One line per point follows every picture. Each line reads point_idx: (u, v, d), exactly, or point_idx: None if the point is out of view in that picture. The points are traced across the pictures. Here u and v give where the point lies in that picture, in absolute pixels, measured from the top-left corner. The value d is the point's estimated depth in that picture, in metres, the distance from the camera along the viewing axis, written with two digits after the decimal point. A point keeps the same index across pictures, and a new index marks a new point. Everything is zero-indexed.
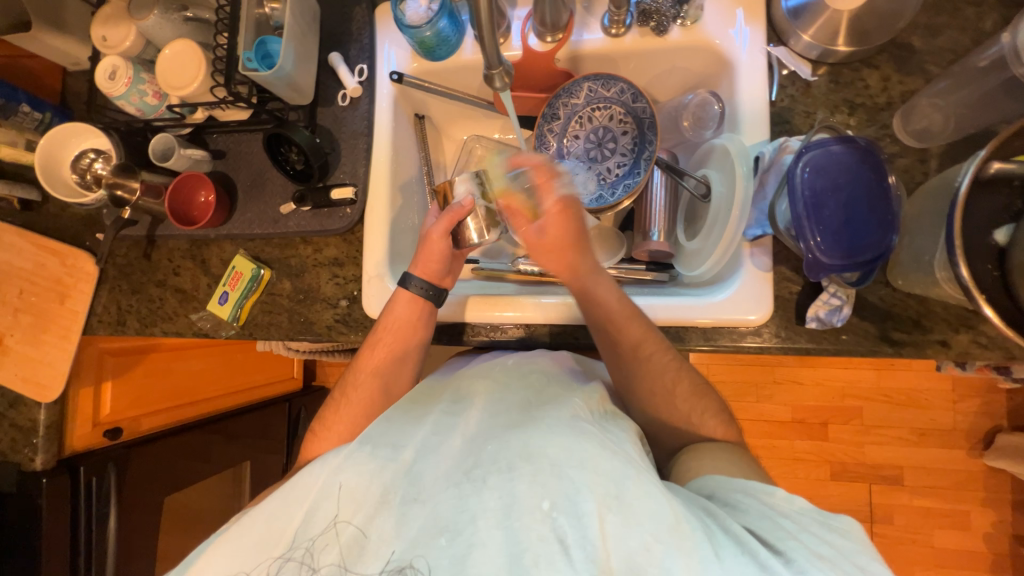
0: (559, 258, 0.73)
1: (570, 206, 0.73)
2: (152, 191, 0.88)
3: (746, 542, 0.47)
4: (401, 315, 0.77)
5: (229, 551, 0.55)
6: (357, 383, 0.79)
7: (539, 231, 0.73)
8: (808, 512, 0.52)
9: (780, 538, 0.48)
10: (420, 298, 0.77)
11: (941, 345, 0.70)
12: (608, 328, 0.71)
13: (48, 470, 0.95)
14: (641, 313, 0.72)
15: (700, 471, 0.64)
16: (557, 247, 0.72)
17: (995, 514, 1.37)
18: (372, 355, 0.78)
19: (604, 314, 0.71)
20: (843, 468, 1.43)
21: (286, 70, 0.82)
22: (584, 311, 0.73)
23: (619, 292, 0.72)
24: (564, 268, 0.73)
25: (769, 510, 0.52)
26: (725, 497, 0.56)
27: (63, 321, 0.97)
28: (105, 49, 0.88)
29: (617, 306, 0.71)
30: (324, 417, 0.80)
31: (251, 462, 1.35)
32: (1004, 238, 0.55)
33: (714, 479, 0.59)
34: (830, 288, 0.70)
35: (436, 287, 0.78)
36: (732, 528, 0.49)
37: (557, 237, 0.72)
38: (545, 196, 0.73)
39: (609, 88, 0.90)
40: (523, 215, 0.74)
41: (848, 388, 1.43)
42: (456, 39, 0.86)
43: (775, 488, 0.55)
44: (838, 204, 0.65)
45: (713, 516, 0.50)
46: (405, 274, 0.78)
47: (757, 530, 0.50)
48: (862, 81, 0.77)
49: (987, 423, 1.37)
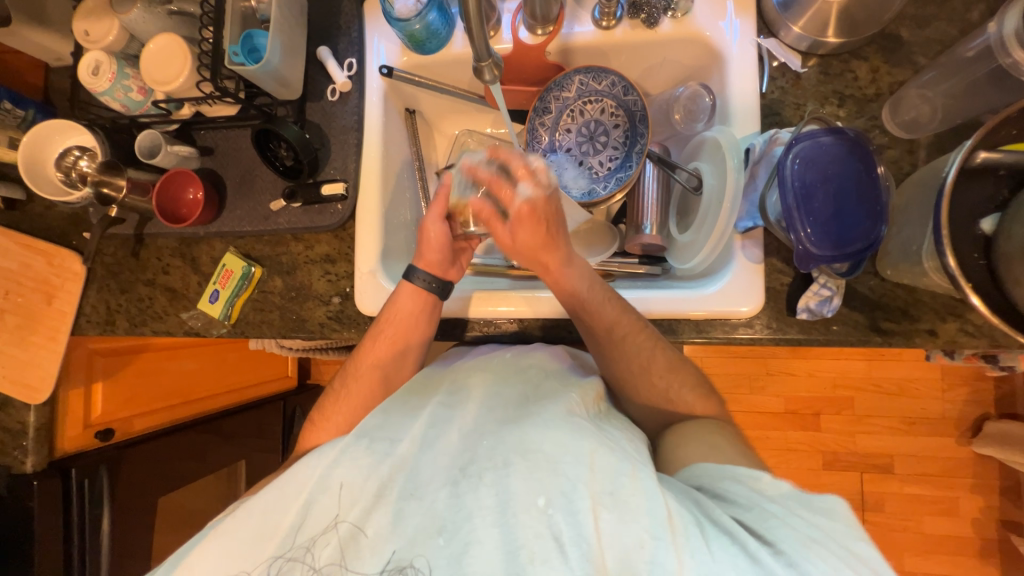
0: (534, 257, 0.72)
1: (536, 208, 0.68)
2: (139, 188, 0.88)
3: (734, 532, 0.48)
4: (404, 306, 0.77)
5: (225, 547, 0.55)
6: (357, 374, 0.78)
7: (511, 234, 0.71)
8: (800, 498, 0.52)
9: (768, 527, 0.49)
10: (425, 291, 0.77)
11: (929, 334, 0.71)
12: (584, 314, 0.72)
13: (39, 473, 0.95)
14: (614, 296, 0.73)
15: (689, 456, 0.64)
16: (529, 248, 0.71)
17: (983, 500, 1.39)
18: (372, 348, 0.78)
19: (579, 302, 0.72)
20: (835, 458, 1.45)
21: (273, 64, 0.81)
22: (560, 301, 0.75)
23: (592, 278, 0.73)
24: (539, 266, 0.73)
25: (758, 499, 0.52)
26: (714, 488, 0.56)
27: (51, 322, 0.95)
28: (87, 44, 0.86)
29: (588, 291, 0.72)
30: (323, 406, 0.79)
31: (247, 461, 1.35)
32: (991, 228, 0.56)
33: (702, 468, 0.59)
34: (820, 280, 0.71)
35: (439, 279, 0.78)
36: (720, 519, 0.49)
37: (526, 238, 0.70)
38: (508, 203, 0.70)
39: (600, 81, 0.90)
40: (492, 219, 0.72)
41: (839, 378, 1.45)
42: (446, 32, 0.85)
43: (762, 473, 0.55)
44: (827, 196, 0.66)
45: (701, 508, 0.50)
46: (408, 266, 0.78)
47: (746, 522, 0.50)
48: (852, 72, 0.77)
49: (975, 411, 1.39)
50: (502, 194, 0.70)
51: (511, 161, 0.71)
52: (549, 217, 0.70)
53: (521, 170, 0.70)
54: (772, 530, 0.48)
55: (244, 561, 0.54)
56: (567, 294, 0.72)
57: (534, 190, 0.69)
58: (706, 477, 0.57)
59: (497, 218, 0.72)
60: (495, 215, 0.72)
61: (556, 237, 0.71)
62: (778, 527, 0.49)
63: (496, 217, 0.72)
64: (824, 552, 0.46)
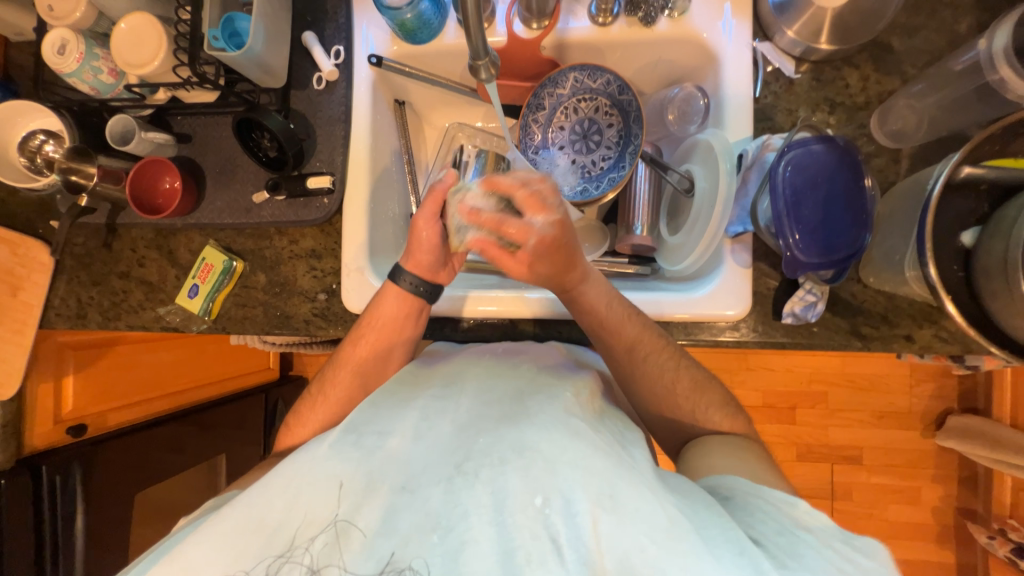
0: (554, 279, 0.70)
1: (553, 238, 0.64)
2: (112, 176, 0.83)
3: (750, 547, 0.48)
4: (388, 312, 0.75)
5: (206, 545, 0.53)
6: (336, 380, 0.76)
7: (526, 264, 0.67)
8: (830, 530, 0.53)
9: (794, 553, 0.49)
10: (411, 295, 0.75)
11: (906, 340, 0.74)
12: (605, 331, 0.72)
13: (8, 470, 0.91)
14: (636, 313, 0.73)
15: (713, 468, 0.66)
16: (548, 275, 0.69)
17: (943, 489, 1.47)
18: (351, 355, 0.76)
19: (598, 319, 0.72)
20: (808, 450, 1.51)
21: (256, 50, 0.77)
22: (574, 313, 0.75)
23: (613, 296, 0.73)
24: (559, 286, 0.71)
25: (788, 524, 0.53)
26: (744, 500, 0.57)
27: (17, 314, 0.90)
28: (51, 20, 0.81)
29: (608, 309, 0.71)
30: (299, 412, 0.77)
31: (227, 454, 1.32)
32: (970, 240, 0.58)
33: (739, 482, 0.60)
34: (806, 285, 0.72)
35: (430, 283, 0.76)
36: (738, 533, 0.49)
37: (544, 268, 0.68)
38: (519, 239, 0.64)
39: (595, 79, 0.88)
40: (500, 254, 0.67)
41: (815, 373, 1.50)
42: (438, 23, 0.83)
43: (800, 504, 0.55)
44: (816, 202, 0.67)
45: (718, 517, 0.51)
46: (395, 267, 0.75)
47: (763, 539, 0.51)
48: (843, 80, 0.78)
49: (940, 406, 1.46)
50: (511, 230, 0.64)
51: (512, 192, 0.65)
52: (565, 244, 0.66)
53: (527, 201, 0.64)
54: (803, 557, 0.49)
55: (231, 559, 0.52)
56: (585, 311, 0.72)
57: (547, 220, 0.64)
58: (738, 491, 0.58)
59: (506, 254, 0.66)
60: (504, 253, 0.66)
61: (577, 255, 0.68)
62: (807, 554, 0.49)
63: (505, 254, 0.66)
64: None
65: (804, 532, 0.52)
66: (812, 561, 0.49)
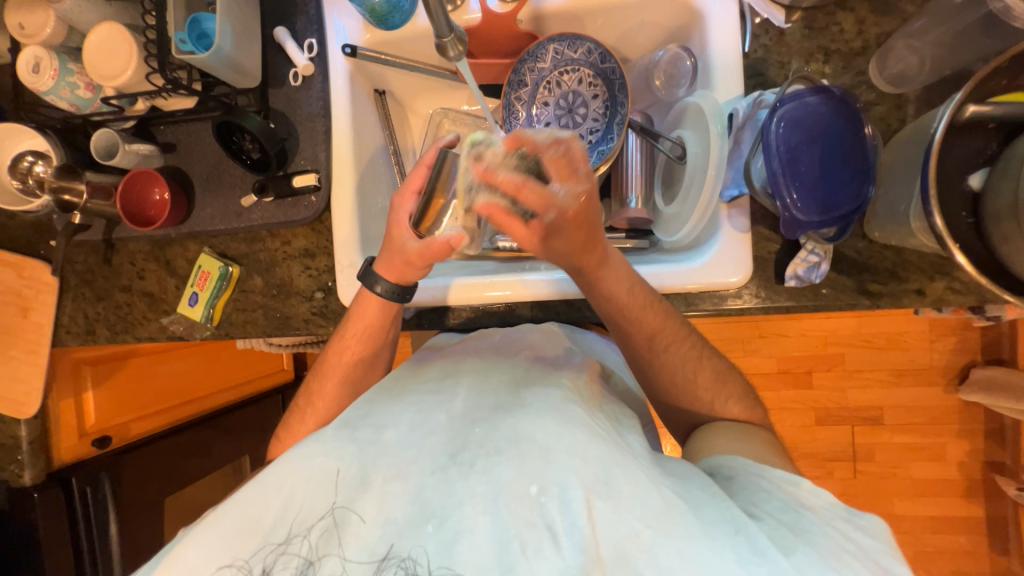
0: (574, 259, 0.64)
1: (578, 211, 0.58)
2: (102, 191, 0.84)
3: (745, 527, 0.48)
4: (371, 321, 0.75)
5: (210, 543, 0.54)
6: (322, 393, 0.77)
7: (541, 237, 0.61)
8: (834, 507, 0.52)
9: (801, 530, 0.49)
10: (381, 298, 0.73)
11: (917, 294, 0.71)
12: (614, 319, 0.70)
13: (39, 484, 0.94)
14: (657, 301, 0.70)
15: (716, 448, 0.66)
16: (570, 253, 0.63)
17: (969, 444, 1.44)
18: (338, 365, 0.77)
19: (619, 309, 0.69)
20: (827, 413, 1.48)
21: (225, 50, 0.76)
22: (595, 305, 0.71)
23: (633, 282, 0.68)
24: (575, 269, 0.67)
25: (792, 503, 0.53)
26: (747, 481, 0.57)
27: (29, 335, 0.93)
28: (23, 38, 0.81)
29: (627, 296, 0.68)
30: (288, 424, 0.78)
31: (250, 455, 1.35)
32: (978, 183, 0.55)
33: (738, 463, 0.60)
34: (808, 246, 0.70)
35: (401, 286, 0.73)
36: (730, 510, 0.50)
37: (563, 243, 0.62)
38: (539, 211, 0.57)
39: (575, 49, 0.85)
40: (510, 223, 0.59)
41: (830, 336, 1.46)
42: (409, 5, 0.81)
43: (802, 481, 0.55)
44: (813, 157, 0.64)
45: (714, 499, 0.51)
46: (367, 273, 0.72)
47: (767, 514, 0.51)
48: (837, 25, 0.74)
49: (963, 360, 1.41)
50: (532, 198, 0.56)
51: (542, 152, 0.56)
52: (587, 220, 0.60)
53: (557, 164, 0.56)
54: (807, 533, 0.49)
55: (231, 553, 0.53)
56: (606, 299, 0.69)
57: (575, 190, 0.57)
58: (739, 471, 0.58)
59: (516, 222, 0.59)
60: (513, 219, 0.59)
61: (599, 235, 0.63)
62: (812, 532, 0.49)
63: (515, 222, 0.59)
64: (847, 558, 0.46)
65: (807, 510, 0.52)
66: (818, 537, 0.48)
